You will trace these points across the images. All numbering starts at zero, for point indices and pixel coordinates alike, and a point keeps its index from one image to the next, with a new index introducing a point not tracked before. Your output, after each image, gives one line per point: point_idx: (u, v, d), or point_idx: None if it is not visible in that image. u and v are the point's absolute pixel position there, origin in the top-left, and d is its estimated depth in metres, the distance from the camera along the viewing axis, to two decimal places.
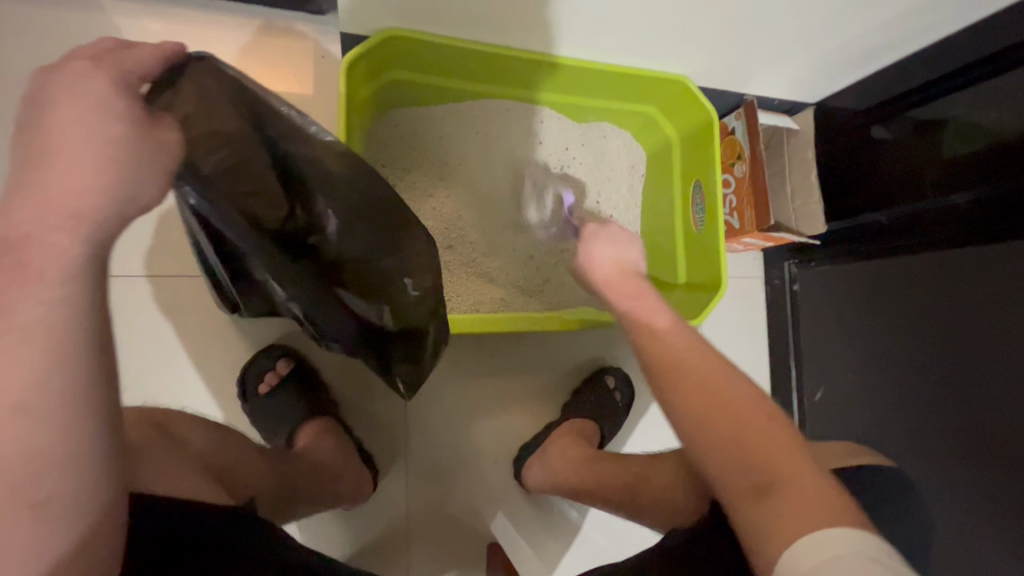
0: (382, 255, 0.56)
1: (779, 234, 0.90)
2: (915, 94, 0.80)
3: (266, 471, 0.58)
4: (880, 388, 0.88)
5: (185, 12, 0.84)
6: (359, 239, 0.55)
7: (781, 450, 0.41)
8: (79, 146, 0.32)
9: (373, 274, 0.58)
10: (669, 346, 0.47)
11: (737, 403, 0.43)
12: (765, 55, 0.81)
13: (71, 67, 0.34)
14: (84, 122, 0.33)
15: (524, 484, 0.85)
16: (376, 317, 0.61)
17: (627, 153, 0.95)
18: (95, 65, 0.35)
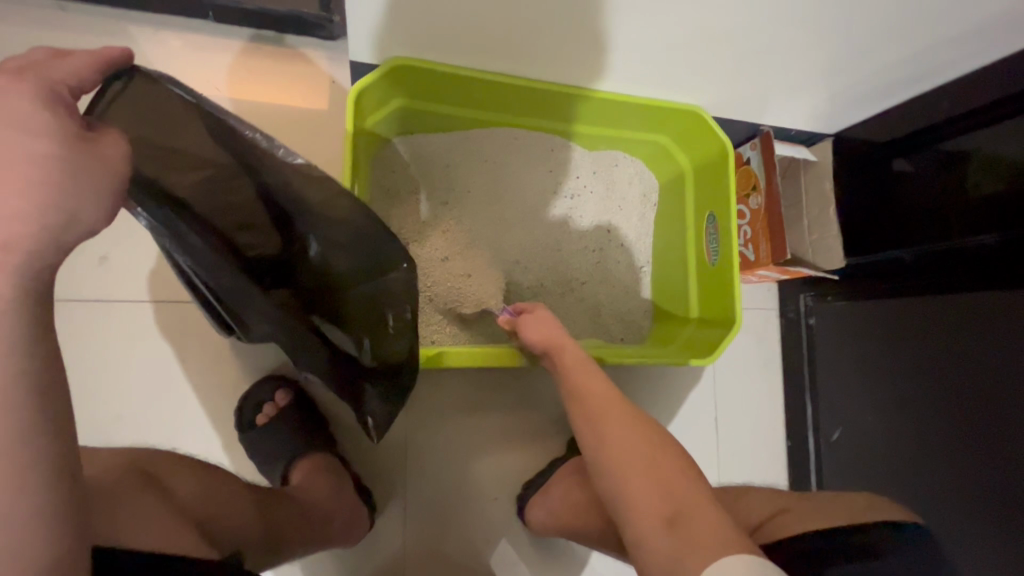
0: (359, 279, 0.60)
1: (796, 267, 0.87)
2: (941, 129, 0.77)
3: (255, 513, 0.54)
4: (901, 432, 0.84)
5: (195, 36, 0.84)
6: (338, 261, 0.60)
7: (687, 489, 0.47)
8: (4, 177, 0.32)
9: (355, 301, 0.61)
10: (603, 398, 0.56)
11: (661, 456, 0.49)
12: (780, 87, 0.79)
13: None
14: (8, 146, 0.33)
15: (526, 525, 0.81)
16: (354, 351, 0.62)
17: (639, 182, 0.93)
18: (17, 81, 0.34)
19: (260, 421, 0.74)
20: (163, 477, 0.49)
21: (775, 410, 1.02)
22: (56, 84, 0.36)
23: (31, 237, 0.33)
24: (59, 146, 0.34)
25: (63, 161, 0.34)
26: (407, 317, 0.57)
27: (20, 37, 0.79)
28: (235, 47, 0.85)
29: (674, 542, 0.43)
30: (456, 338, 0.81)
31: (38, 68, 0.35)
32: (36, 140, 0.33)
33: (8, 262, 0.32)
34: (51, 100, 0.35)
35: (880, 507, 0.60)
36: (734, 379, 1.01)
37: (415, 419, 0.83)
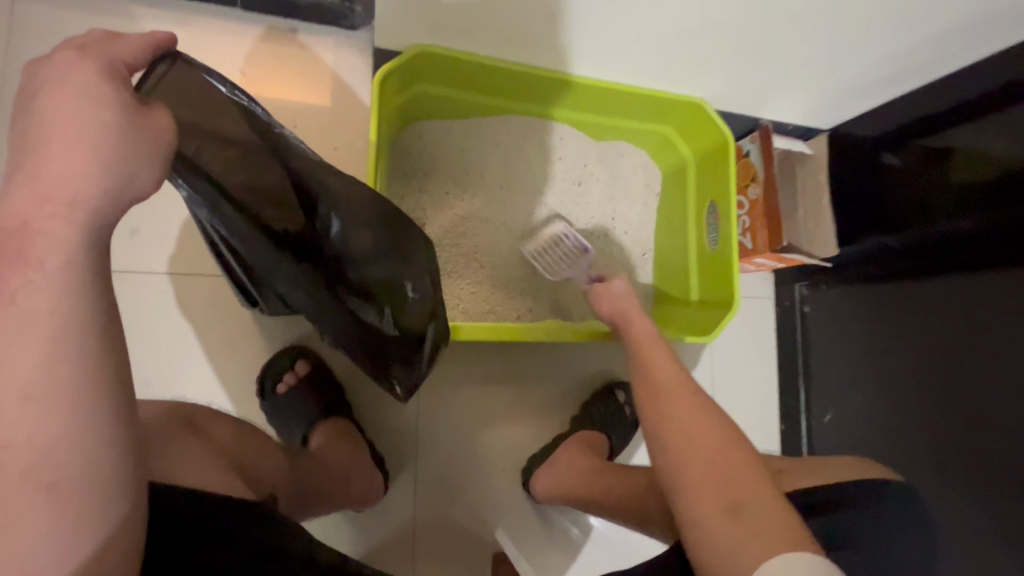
0: (380, 259, 0.62)
1: (792, 255, 0.91)
2: (928, 122, 0.81)
3: (282, 466, 0.58)
4: (889, 411, 0.88)
5: (216, 23, 0.86)
6: (359, 241, 0.61)
7: (747, 484, 0.49)
8: (74, 136, 0.34)
9: (380, 278, 0.63)
10: (660, 385, 0.60)
11: (719, 449, 0.52)
12: (780, 80, 0.83)
13: (63, 59, 0.36)
14: (76, 111, 0.35)
15: (531, 495, 0.85)
16: (376, 321, 0.64)
17: (643, 172, 0.97)
18: (83, 56, 0.37)
19: (282, 389, 0.77)
20: (202, 424, 0.53)
21: (770, 393, 1.06)
22: (117, 61, 0.39)
23: (95, 196, 0.34)
24: (120, 113, 0.36)
25: (122, 128, 0.36)
26: (427, 288, 0.63)
27: (43, 20, 0.81)
28: (255, 33, 0.87)
29: (736, 528, 0.46)
30: (468, 315, 0.85)
31: (98, 46, 0.38)
32: (97, 107, 0.35)
33: (74, 218, 0.33)
34: (110, 74, 0.37)
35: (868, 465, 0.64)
36: (731, 364, 1.05)
37: (426, 392, 0.87)
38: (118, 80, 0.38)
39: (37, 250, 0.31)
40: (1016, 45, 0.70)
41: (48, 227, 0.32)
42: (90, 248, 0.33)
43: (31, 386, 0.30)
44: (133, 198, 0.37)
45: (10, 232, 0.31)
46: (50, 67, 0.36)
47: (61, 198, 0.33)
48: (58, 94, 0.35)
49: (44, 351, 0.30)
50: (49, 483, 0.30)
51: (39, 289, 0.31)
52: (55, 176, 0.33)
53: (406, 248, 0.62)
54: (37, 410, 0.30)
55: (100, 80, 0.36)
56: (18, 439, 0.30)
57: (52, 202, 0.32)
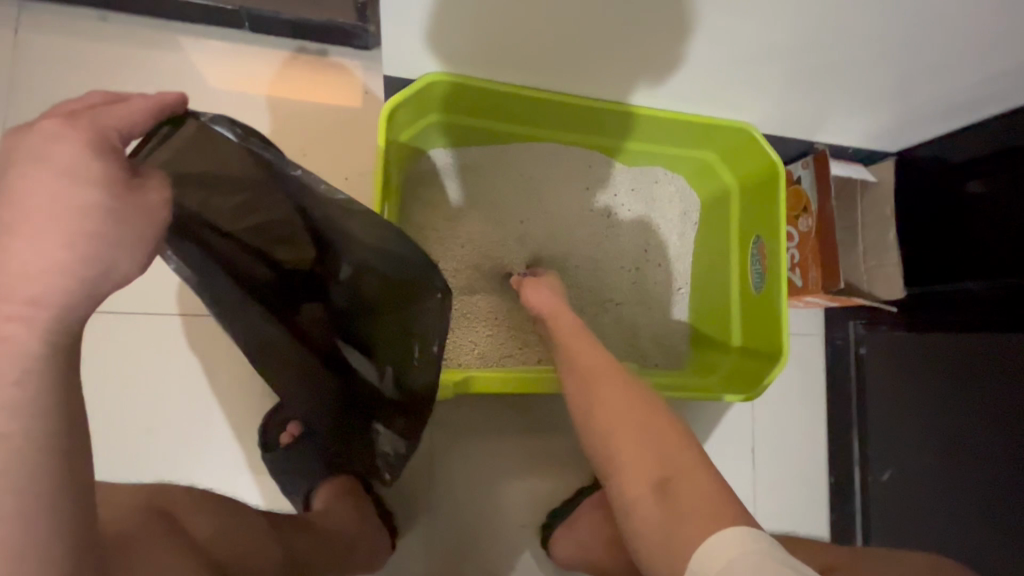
0: (387, 314, 0.57)
1: (848, 296, 0.81)
2: (1022, 152, 0.70)
3: (275, 549, 0.52)
4: (975, 483, 0.77)
5: (225, 45, 0.81)
6: (369, 289, 0.57)
7: (670, 446, 0.45)
8: (52, 222, 0.29)
9: (389, 334, 0.58)
10: (586, 362, 0.55)
11: (643, 418, 0.47)
12: (842, 104, 0.73)
13: (43, 128, 0.30)
14: (53, 194, 0.29)
15: (550, 554, 0.78)
16: (374, 380, 0.61)
17: (680, 200, 0.88)
18: (68, 124, 0.30)
19: (284, 440, 0.73)
20: (179, 517, 0.47)
21: (818, 444, 0.96)
22: (109, 129, 0.32)
23: (63, 289, 0.28)
24: (106, 193, 0.31)
25: (108, 211, 0.31)
26: (435, 352, 0.54)
27: (39, 46, 0.76)
28: (265, 57, 0.82)
29: (663, 512, 0.41)
30: (483, 360, 0.78)
31: (90, 112, 0.32)
32: (81, 189, 0.30)
33: (36, 321, 0.28)
34: (100, 147, 0.31)
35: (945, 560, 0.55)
36: (774, 410, 0.95)
37: (438, 440, 0.81)
38: (110, 152, 0.31)
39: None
40: None
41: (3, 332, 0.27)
42: (54, 358, 0.28)
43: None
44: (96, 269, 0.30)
45: None
46: (27, 136, 0.29)
47: (23, 293, 0.27)
48: (33, 172, 0.29)
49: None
50: None
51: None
52: (22, 268, 0.28)
53: (415, 301, 0.55)
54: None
55: (86, 154, 0.30)
56: None
57: (10, 302, 0.27)
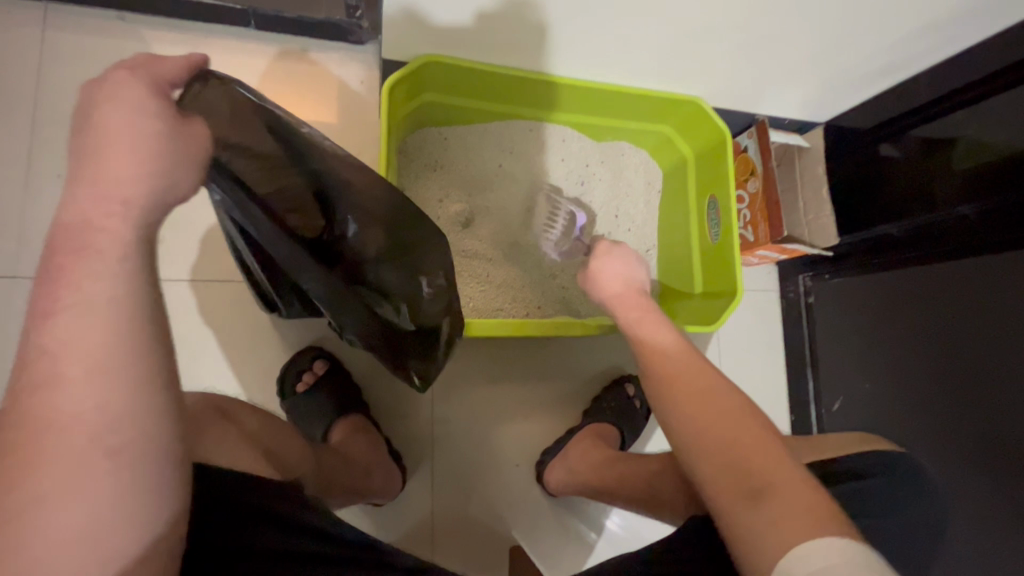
0: (393, 259, 0.64)
1: (794, 245, 0.94)
2: (920, 114, 0.83)
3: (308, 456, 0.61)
4: (896, 399, 0.89)
5: (230, 41, 0.90)
6: (375, 241, 0.63)
7: (763, 457, 0.48)
8: (129, 143, 0.37)
9: (394, 280, 0.65)
10: (665, 360, 0.58)
11: (742, 432, 0.50)
12: (773, 76, 0.85)
13: (114, 76, 0.39)
14: (129, 122, 0.38)
15: (545, 487, 0.87)
16: (394, 318, 0.67)
17: (644, 170, 1.00)
18: (132, 74, 0.39)
19: (301, 389, 0.80)
20: (233, 413, 0.55)
21: (779, 385, 1.08)
22: (161, 80, 0.41)
23: (144, 197, 0.37)
24: (166, 124, 0.39)
25: (169, 139, 0.39)
26: (443, 284, 0.65)
27: (58, 45, 0.83)
28: (267, 52, 0.91)
29: (757, 515, 0.44)
30: (478, 312, 0.87)
31: (144, 66, 0.41)
32: (148, 119, 0.38)
33: (129, 215, 0.37)
34: (157, 92, 0.40)
35: (870, 438, 0.66)
36: (738, 355, 1.07)
37: (440, 388, 0.90)
38: (165, 97, 0.41)
39: (99, 243, 0.35)
40: (996, 35, 0.72)
41: (105, 225, 0.36)
42: (138, 243, 0.37)
43: (91, 359, 0.33)
44: (175, 195, 0.40)
45: (77, 227, 0.35)
46: (102, 84, 0.38)
47: (117, 197, 0.36)
48: (110, 108, 0.38)
49: (104, 337, 0.34)
50: (112, 450, 0.33)
51: (100, 277, 0.34)
52: (116, 178, 0.37)
53: (420, 243, 0.63)
54: (106, 384, 0.33)
55: (150, 98, 0.39)
56: (83, 413, 0.33)
57: (110, 201, 0.36)
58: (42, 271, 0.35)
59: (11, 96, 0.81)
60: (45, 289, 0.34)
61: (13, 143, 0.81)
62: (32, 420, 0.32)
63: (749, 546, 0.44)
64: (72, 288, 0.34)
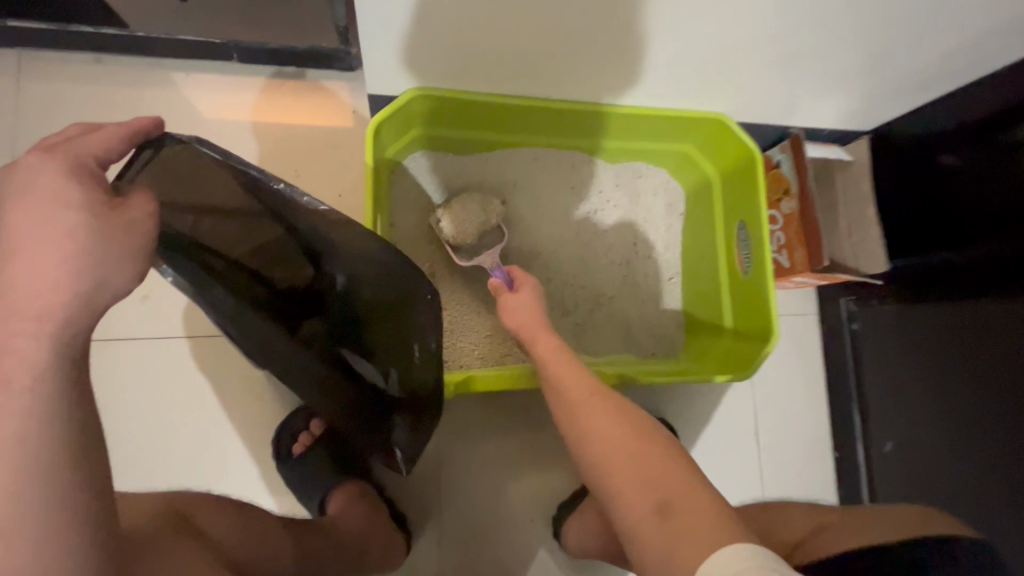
0: (385, 317, 0.59)
1: (835, 275, 0.83)
2: (993, 121, 0.71)
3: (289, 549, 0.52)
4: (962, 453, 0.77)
5: (212, 79, 0.84)
6: (367, 300, 0.60)
7: (664, 465, 0.44)
8: (45, 245, 0.32)
9: (389, 339, 0.60)
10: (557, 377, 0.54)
11: (642, 445, 0.46)
12: (809, 90, 0.74)
13: (26, 161, 0.33)
14: (41, 219, 0.32)
15: (563, 544, 0.81)
16: (381, 383, 0.62)
17: (664, 193, 0.91)
18: (50, 156, 0.33)
19: (297, 451, 0.74)
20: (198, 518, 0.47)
21: (821, 419, 0.98)
22: (84, 156, 0.35)
23: (62, 306, 0.31)
24: (90, 213, 0.33)
25: (92, 231, 0.33)
26: (433, 348, 0.57)
27: (34, 95, 0.79)
28: (250, 85, 0.84)
29: (667, 533, 0.40)
30: (484, 361, 0.81)
31: (69, 143, 0.35)
32: (66, 211, 0.32)
33: (44, 332, 0.31)
34: (79, 174, 0.34)
35: (925, 515, 0.57)
36: (774, 389, 0.97)
37: (445, 437, 0.84)
38: (93, 179, 0.35)
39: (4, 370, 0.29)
40: None
41: (13, 345, 0.30)
42: (60, 364, 0.31)
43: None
44: (112, 294, 0.34)
45: None
46: (16, 169, 0.33)
47: (28, 310, 0.30)
48: (20, 204, 0.32)
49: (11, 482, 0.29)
50: None
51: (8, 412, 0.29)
52: (27, 289, 0.31)
53: (409, 304, 0.58)
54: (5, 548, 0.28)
55: (68, 182, 0.33)
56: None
57: (18, 319, 0.30)
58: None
59: None
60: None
61: None
62: None
63: (660, 565, 0.40)
64: None
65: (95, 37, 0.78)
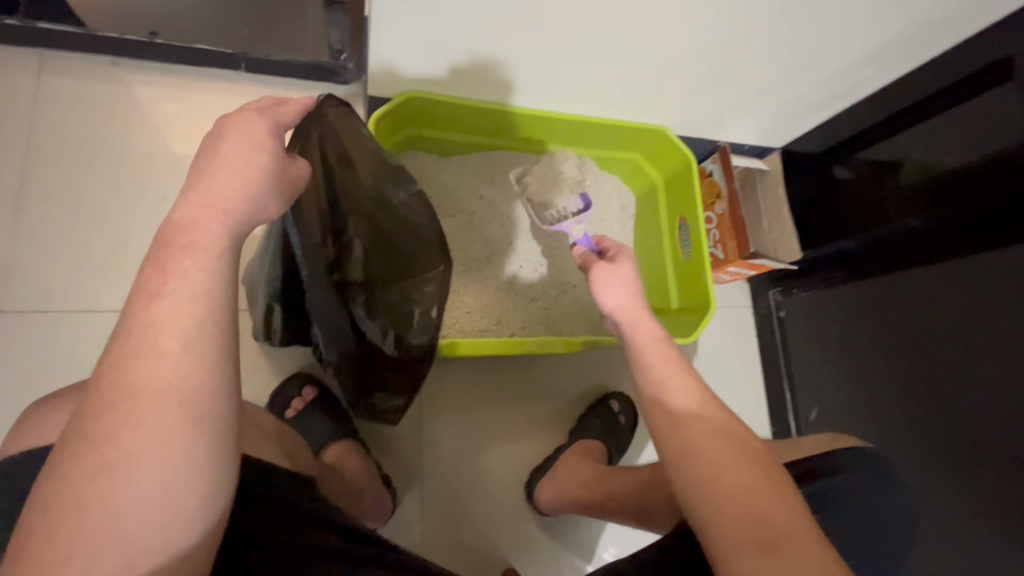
0: (398, 280, 0.68)
1: (761, 261, 0.98)
2: (865, 135, 0.91)
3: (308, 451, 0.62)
4: (880, 411, 0.90)
5: (215, 81, 0.91)
6: (384, 259, 0.67)
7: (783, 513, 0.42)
8: (237, 170, 0.39)
9: (399, 299, 0.68)
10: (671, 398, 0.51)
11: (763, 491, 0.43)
12: (732, 107, 0.92)
13: (244, 116, 0.41)
14: (243, 152, 0.40)
15: (537, 506, 0.87)
16: (378, 341, 0.67)
17: (618, 195, 1.06)
18: (258, 117, 0.42)
19: (290, 414, 0.80)
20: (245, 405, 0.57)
21: (759, 397, 1.11)
22: (280, 124, 0.44)
23: (242, 208, 0.38)
24: (269, 158, 0.41)
25: (272, 169, 0.41)
26: (433, 313, 0.67)
27: (51, 91, 0.86)
28: (251, 89, 0.92)
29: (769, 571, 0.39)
30: (464, 332, 0.92)
31: (270, 110, 0.44)
32: (259, 152, 0.40)
33: (229, 223, 0.37)
34: (274, 131, 0.42)
35: (839, 436, 0.69)
36: (716, 369, 1.10)
37: (427, 408, 0.91)
38: (277, 138, 0.43)
39: (202, 241, 0.36)
40: (926, 64, 0.80)
41: (211, 226, 0.36)
42: (229, 248, 0.37)
43: (191, 346, 0.33)
44: (257, 222, 0.40)
45: (184, 226, 0.36)
46: (233, 120, 0.41)
47: (223, 207, 0.37)
48: (233, 140, 0.40)
49: (197, 315, 0.34)
50: (195, 417, 0.32)
51: (200, 268, 0.35)
52: (214, 191, 0.38)
53: (421, 270, 0.67)
54: (196, 362, 0.33)
55: (269, 136, 0.41)
56: (172, 392, 0.32)
57: (214, 209, 0.37)
58: (150, 261, 0.35)
59: (6, 138, 0.84)
60: (153, 273, 0.35)
61: (7, 185, 0.83)
62: (129, 390, 0.32)
63: None
64: (169, 276, 0.34)
65: (118, 44, 0.87)
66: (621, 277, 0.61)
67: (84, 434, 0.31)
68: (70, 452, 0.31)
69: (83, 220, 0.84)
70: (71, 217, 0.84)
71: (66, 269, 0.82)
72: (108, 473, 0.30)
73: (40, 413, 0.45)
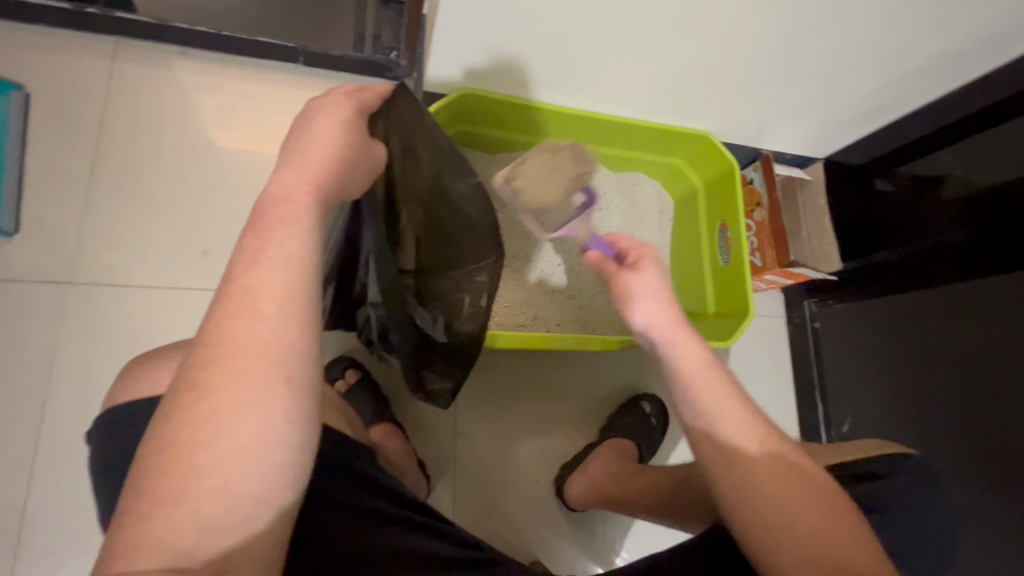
0: (451, 267, 0.70)
1: (799, 270, 0.98)
2: (907, 149, 0.91)
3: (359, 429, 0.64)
4: (919, 425, 0.89)
5: (272, 73, 0.95)
6: (438, 246, 0.70)
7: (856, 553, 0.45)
8: (324, 149, 0.41)
9: (450, 287, 0.71)
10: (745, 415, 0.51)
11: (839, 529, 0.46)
12: (778, 116, 0.93)
13: (331, 99, 0.44)
14: (330, 132, 0.42)
15: (566, 500, 0.88)
16: (429, 328, 0.70)
17: (657, 199, 1.08)
18: (344, 98, 0.45)
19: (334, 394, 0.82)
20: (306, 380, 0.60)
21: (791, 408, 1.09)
22: (363, 108, 0.46)
23: (328, 184, 0.41)
24: (352, 138, 0.43)
25: (352, 148, 0.43)
26: (482, 304, 0.69)
27: (122, 77, 0.91)
28: (305, 82, 0.96)
29: None
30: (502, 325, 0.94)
31: (354, 93, 0.46)
32: (343, 130, 0.43)
33: (317, 197, 0.40)
34: (358, 112, 0.45)
35: (881, 444, 0.69)
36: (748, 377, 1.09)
37: (463, 397, 0.93)
38: (359, 120, 0.45)
39: (293, 213, 0.38)
40: (981, 78, 0.79)
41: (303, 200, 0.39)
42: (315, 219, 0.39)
43: (284, 310, 0.35)
44: (339, 200, 0.43)
45: (279, 198, 0.39)
46: (320, 104, 0.44)
47: (308, 183, 0.40)
48: (324, 120, 0.43)
49: (290, 281, 0.36)
50: (287, 377, 0.34)
51: (293, 236, 0.37)
52: (297, 167, 0.40)
53: (472, 262, 0.70)
54: (283, 325, 0.35)
55: (353, 115, 0.44)
56: (264, 349, 0.34)
57: (302, 185, 0.39)
58: (249, 229, 0.38)
59: (79, 120, 0.88)
60: (251, 241, 0.37)
61: (79, 163, 0.87)
62: (230, 347, 0.34)
63: None
64: (263, 245, 0.37)
65: (185, 34, 0.91)
66: (647, 287, 0.56)
67: (192, 384, 0.34)
68: (179, 398, 0.34)
69: (145, 199, 0.88)
70: (134, 196, 0.88)
71: (128, 245, 0.86)
72: (212, 421, 0.33)
73: (127, 373, 0.48)
